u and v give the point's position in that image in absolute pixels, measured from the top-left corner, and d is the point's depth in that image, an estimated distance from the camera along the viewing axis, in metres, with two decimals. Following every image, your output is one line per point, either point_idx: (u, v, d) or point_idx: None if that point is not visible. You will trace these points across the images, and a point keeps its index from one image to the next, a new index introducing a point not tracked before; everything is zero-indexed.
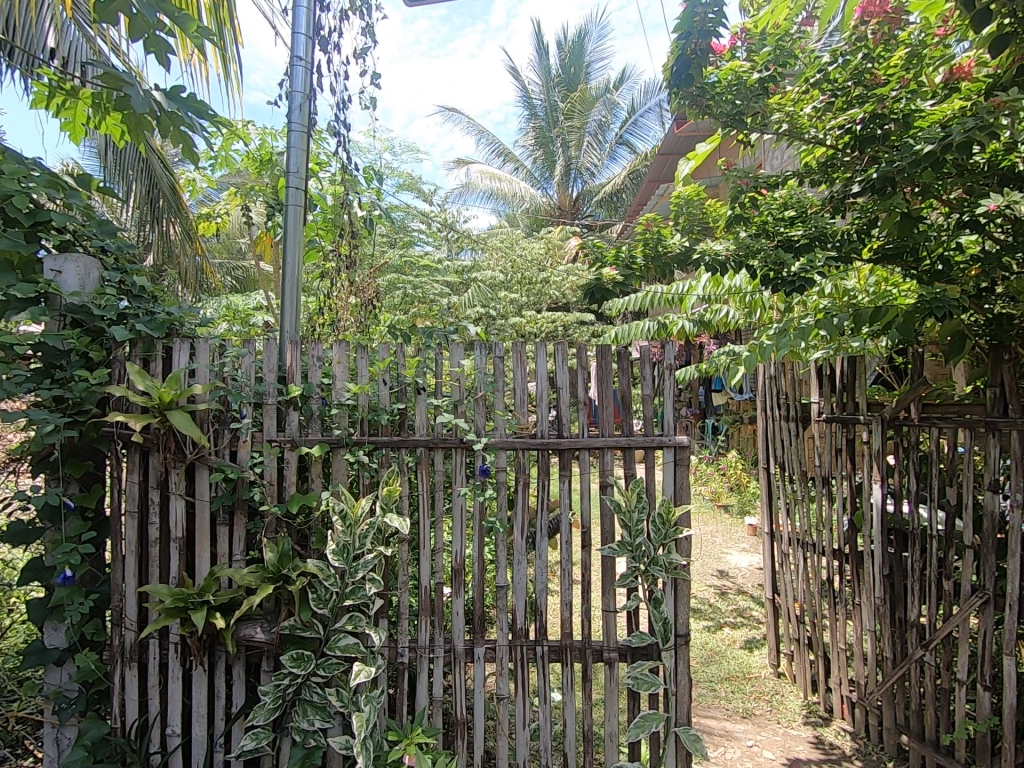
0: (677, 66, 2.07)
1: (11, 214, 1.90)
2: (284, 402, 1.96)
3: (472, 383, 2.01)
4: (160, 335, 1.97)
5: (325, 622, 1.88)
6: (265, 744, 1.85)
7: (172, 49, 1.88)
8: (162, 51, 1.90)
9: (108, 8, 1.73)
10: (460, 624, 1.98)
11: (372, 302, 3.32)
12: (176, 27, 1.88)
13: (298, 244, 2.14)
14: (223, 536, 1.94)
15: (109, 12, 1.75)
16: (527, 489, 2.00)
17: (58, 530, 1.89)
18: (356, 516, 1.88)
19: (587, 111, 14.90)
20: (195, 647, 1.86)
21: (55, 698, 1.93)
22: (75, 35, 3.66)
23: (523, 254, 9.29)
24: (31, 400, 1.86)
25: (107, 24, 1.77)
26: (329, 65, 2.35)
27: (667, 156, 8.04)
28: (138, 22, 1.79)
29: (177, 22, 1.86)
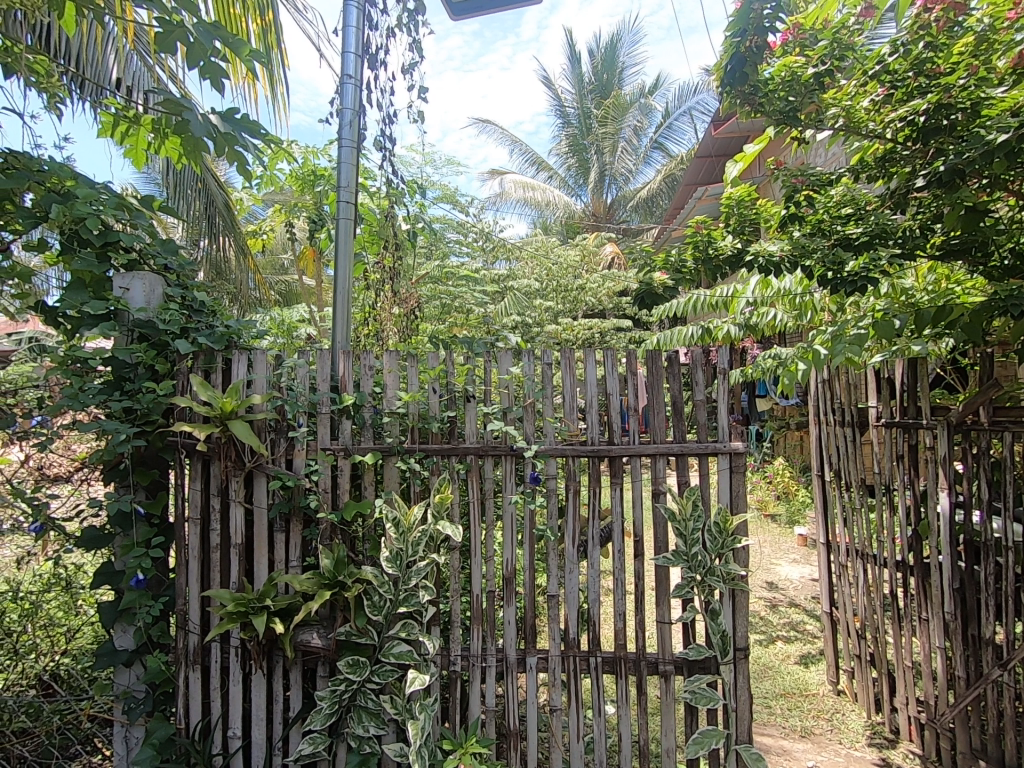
0: (732, 64, 2.04)
1: (86, 236, 2.02)
2: (337, 412, 2.00)
3: (521, 390, 2.00)
4: (220, 347, 2.05)
5: (379, 629, 1.90)
6: (322, 748, 1.88)
7: (226, 74, 1.98)
8: (216, 77, 2.01)
9: (167, 38, 1.86)
10: (512, 633, 1.97)
11: (414, 312, 3.37)
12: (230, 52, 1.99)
13: (349, 257, 2.18)
14: (280, 542, 1.99)
15: (169, 43, 1.89)
16: (577, 497, 1.98)
17: (126, 536, 1.97)
18: (409, 524, 1.89)
19: (621, 117, 14.93)
20: (255, 652, 1.90)
21: (124, 698, 1.99)
22: (138, 65, 3.86)
23: (558, 261, 9.72)
24: (103, 411, 1.95)
25: (168, 53, 1.90)
26: (374, 82, 2.35)
27: (705, 158, 8.03)
28: (194, 49, 1.91)
29: (231, 46, 1.97)
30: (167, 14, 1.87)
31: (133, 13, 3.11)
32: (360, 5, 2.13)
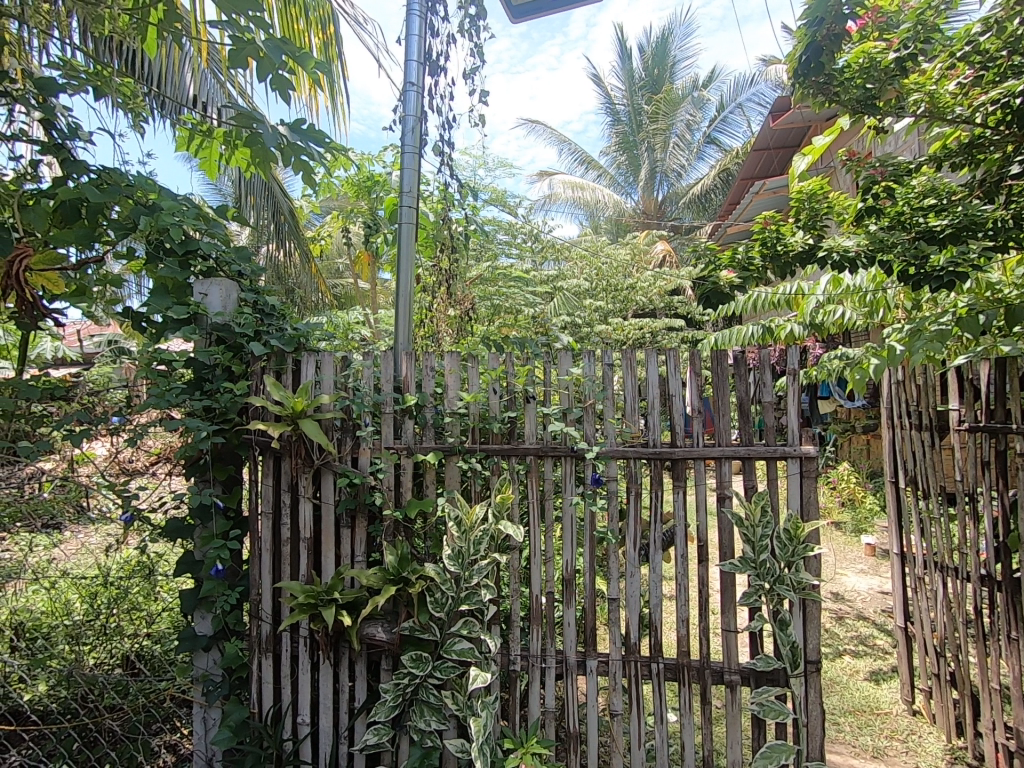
0: (807, 54, 1.98)
1: (170, 245, 2.15)
2: (400, 412, 2.05)
3: (581, 391, 1.99)
4: (291, 350, 2.15)
5: (441, 626, 1.93)
6: (386, 740, 1.93)
7: (292, 85, 2.08)
8: (283, 89, 2.11)
9: (239, 55, 1.97)
10: (572, 635, 1.96)
11: (468, 313, 3.42)
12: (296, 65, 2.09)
13: (411, 260, 2.23)
14: (346, 538, 2.05)
15: (242, 60, 2.00)
16: (639, 500, 1.95)
17: (206, 528, 2.08)
18: (471, 523, 1.91)
19: (673, 112, 14.62)
20: (324, 642, 1.97)
21: (203, 681, 2.10)
22: (212, 82, 4.10)
23: (608, 260, 9.66)
24: (186, 410, 2.08)
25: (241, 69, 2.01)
26: (434, 89, 2.38)
27: (762, 151, 7.77)
28: (265, 64, 2.01)
29: (297, 60, 2.07)
30: (241, 33, 2.00)
31: (208, 34, 3.30)
32: (423, 14, 2.18)
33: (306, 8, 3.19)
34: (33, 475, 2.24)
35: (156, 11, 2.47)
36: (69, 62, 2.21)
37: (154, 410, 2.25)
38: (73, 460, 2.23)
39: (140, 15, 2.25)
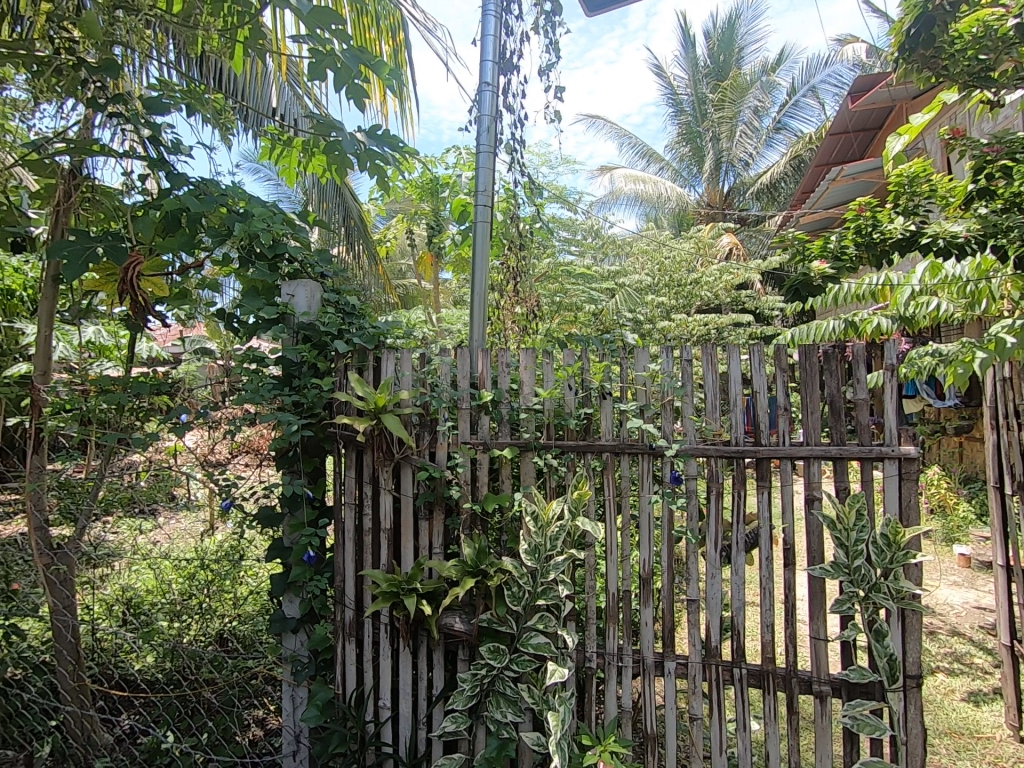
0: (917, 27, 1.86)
1: (260, 250, 2.28)
2: (476, 408, 2.07)
3: (660, 388, 1.95)
4: (371, 347, 2.24)
5: (518, 619, 1.95)
6: (464, 729, 1.97)
7: (367, 92, 2.18)
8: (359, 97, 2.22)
9: (319, 67, 2.10)
10: (650, 635, 1.93)
11: (534, 311, 3.43)
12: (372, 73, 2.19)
13: (486, 258, 2.26)
14: (425, 530, 2.10)
15: (321, 71, 2.13)
16: (720, 500, 1.89)
17: (294, 517, 2.19)
18: (547, 518, 1.91)
19: (740, 99, 14.09)
20: (404, 630, 2.03)
21: (292, 661, 2.20)
22: (289, 95, 4.32)
23: (671, 255, 9.41)
24: (276, 405, 2.20)
25: (320, 81, 2.14)
26: (507, 88, 2.41)
27: (839, 135, 7.36)
28: (342, 73, 2.13)
29: (372, 68, 2.17)
30: (321, 45, 2.10)
31: (287, 48, 3.47)
32: (498, 14, 2.20)
33: (377, 17, 3.30)
34: (130, 466, 2.46)
35: (242, 30, 2.65)
36: (165, 81, 2.41)
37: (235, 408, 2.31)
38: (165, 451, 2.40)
39: (228, 33, 2.43)
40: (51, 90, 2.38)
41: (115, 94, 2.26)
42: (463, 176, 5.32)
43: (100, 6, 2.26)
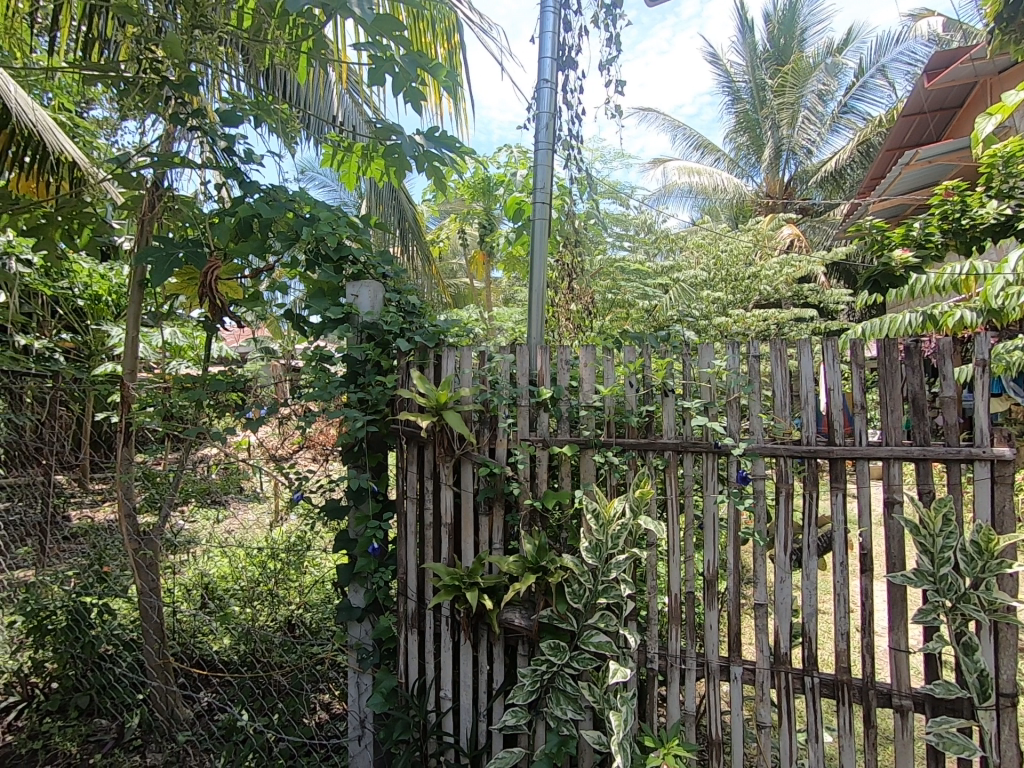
0: None
1: (325, 252, 2.36)
2: (536, 405, 2.08)
3: (725, 385, 1.89)
4: (432, 345, 2.28)
5: (578, 617, 1.94)
6: (524, 724, 1.98)
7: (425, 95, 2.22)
8: (417, 100, 2.26)
9: (379, 73, 2.16)
10: (715, 638, 1.88)
11: (590, 308, 3.40)
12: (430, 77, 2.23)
13: (544, 255, 2.26)
14: (485, 525, 2.13)
15: (382, 77, 2.18)
16: (790, 502, 1.81)
17: (359, 509, 2.26)
18: (608, 517, 1.89)
19: (802, 84, 13.48)
20: (465, 623, 2.07)
21: (357, 649, 2.28)
22: (348, 102, 4.47)
23: (728, 248, 9.12)
24: (342, 401, 2.28)
25: (381, 86, 2.20)
26: (565, 84, 2.42)
27: (913, 116, 6.92)
28: (401, 77, 2.18)
29: (430, 71, 2.20)
30: (381, 51, 2.16)
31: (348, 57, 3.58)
32: (557, 11, 2.19)
33: (433, 21, 3.36)
34: (207, 459, 2.61)
35: (307, 41, 2.74)
36: (236, 95, 2.54)
37: (296, 405, 2.41)
38: (234, 445, 2.52)
39: (293, 45, 2.51)
40: (137, 107, 2.57)
41: (195, 108, 2.40)
42: (517, 175, 5.35)
43: (180, 27, 2.40)
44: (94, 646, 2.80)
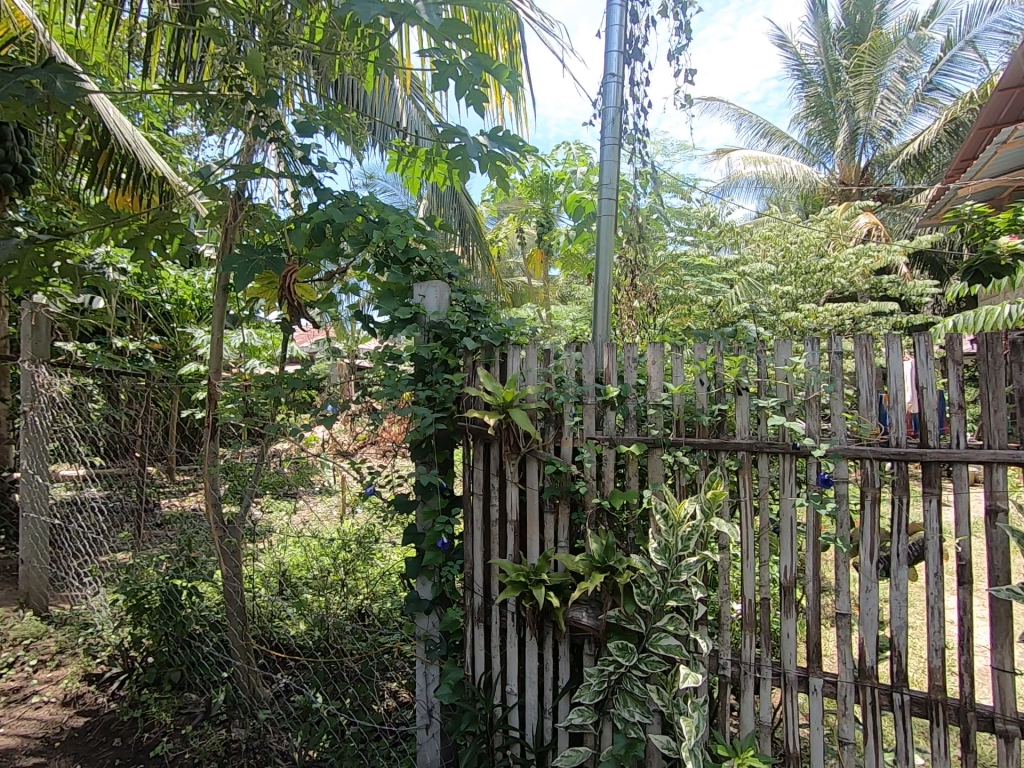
0: None
1: (394, 254, 2.43)
2: (602, 403, 2.06)
3: (804, 383, 1.80)
4: (498, 344, 2.31)
5: (646, 619, 1.91)
6: (590, 723, 1.97)
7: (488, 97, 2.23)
8: (479, 101, 2.27)
9: (443, 77, 2.19)
10: (793, 648, 1.80)
11: (653, 304, 3.34)
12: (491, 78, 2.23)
13: (610, 252, 2.23)
14: (550, 523, 2.13)
15: (444, 80, 2.21)
16: (877, 508, 1.71)
17: (426, 504, 2.31)
18: (679, 517, 1.85)
19: (881, 62, 12.66)
20: (532, 619, 2.08)
21: (425, 640, 2.33)
22: (411, 108, 4.58)
23: (798, 240, 8.71)
24: (412, 399, 2.34)
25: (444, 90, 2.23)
26: (631, 77, 2.43)
27: (1012, 90, 6.34)
28: (464, 80, 2.20)
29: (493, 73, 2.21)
30: (446, 55, 2.19)
31: (412, 63, 3.67)
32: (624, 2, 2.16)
33: (494, 23, 3.39)
34: (284, 453, 2.76)
35: (374, 51, 2.83)
36: (309, 106, 2.65)
37: (364, 403, 2.48)
38: (305, 441, 2.63)
39: (362, 55, 2.60)
40: (221, 122, 2.74)
41: (275, 121, 2.53)
42: (576, 172, 5.32)
43: (260, 44, 2.54)
44: (184, 625, 3.00)
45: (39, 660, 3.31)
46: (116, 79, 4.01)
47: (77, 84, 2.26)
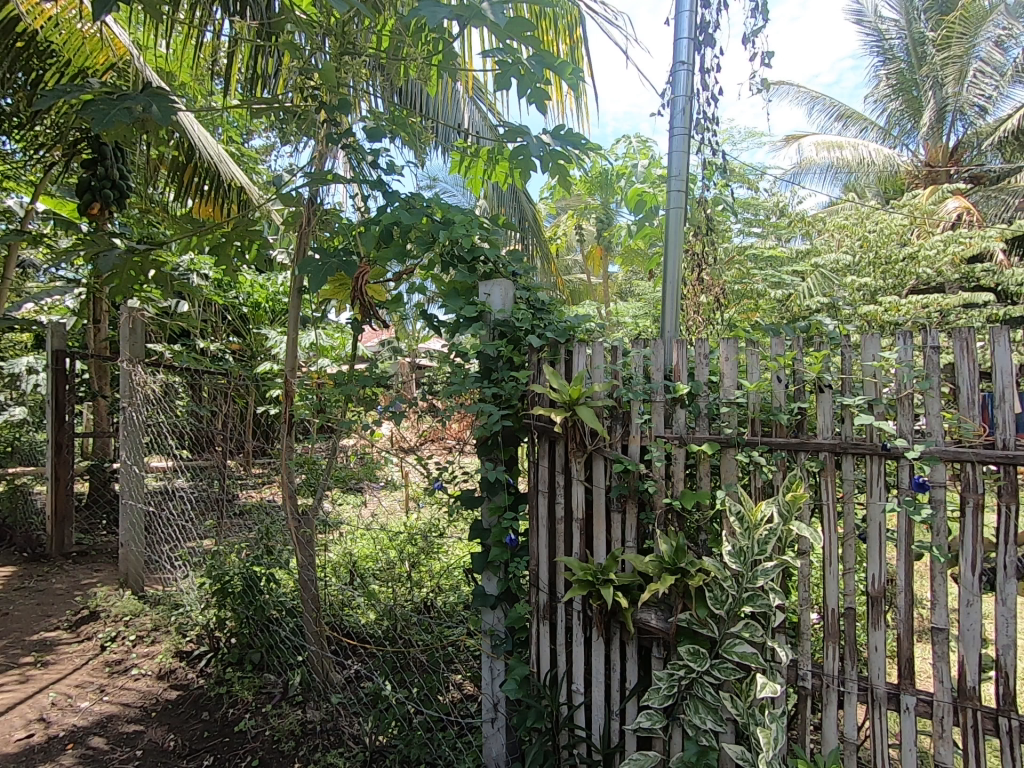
0: None
1: (459, 253, 2.47)
2: (672, 401, 2.00)
3: (895, 380, 1.68)
4: (563, 341, 2.29)
5: (720, 624, 1.85)
6: (660, 728, 1.93)
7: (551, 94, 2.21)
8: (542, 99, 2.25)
9: (505, 76, 2.20)
10: (881, 662, 1.69)
11: (721, 299, 3.22)
12: (554, 75, 2.20)
13: (679, 245, 2.17)
14: (618, 522, 2.10)
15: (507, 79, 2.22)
16: (980, 515, 1.57)
17: (493, 501, 2.33)
18: (755, 520, 1.78)
19: (973, 32, 11.65)
20: (599, 619, 2.06)
21: (491, 635, 2.35)
22: (473, 109, 4.63)
23: (877, 228, 8.18)
24: (477, 396, 2.36)
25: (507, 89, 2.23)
26: (702, 64, 2.42)
27: None
28: (527, 78, 2.20)
29: (556, 70, 2.18)
30: (509, 55, 2.20)
31: (475, 64, 3.71)
32: None
33: (555, 18, 3.37)
34: (355, 448, 2.86)
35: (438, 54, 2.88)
36: (376, 112, 2.73)
37: (425, 402, 2.55)
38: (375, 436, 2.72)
39: (427, 59, 2.65)
40: (296, 132, 2.87)
41: (346, 127, 2.62)
42: (638, 166, 5.22)
43: (332, 55, 2.64)
44: (264, 609, 3.17)
45: (137, 636, 3.61)
46: (200, 96, 4.28)
47: (171, 106, 2.43)
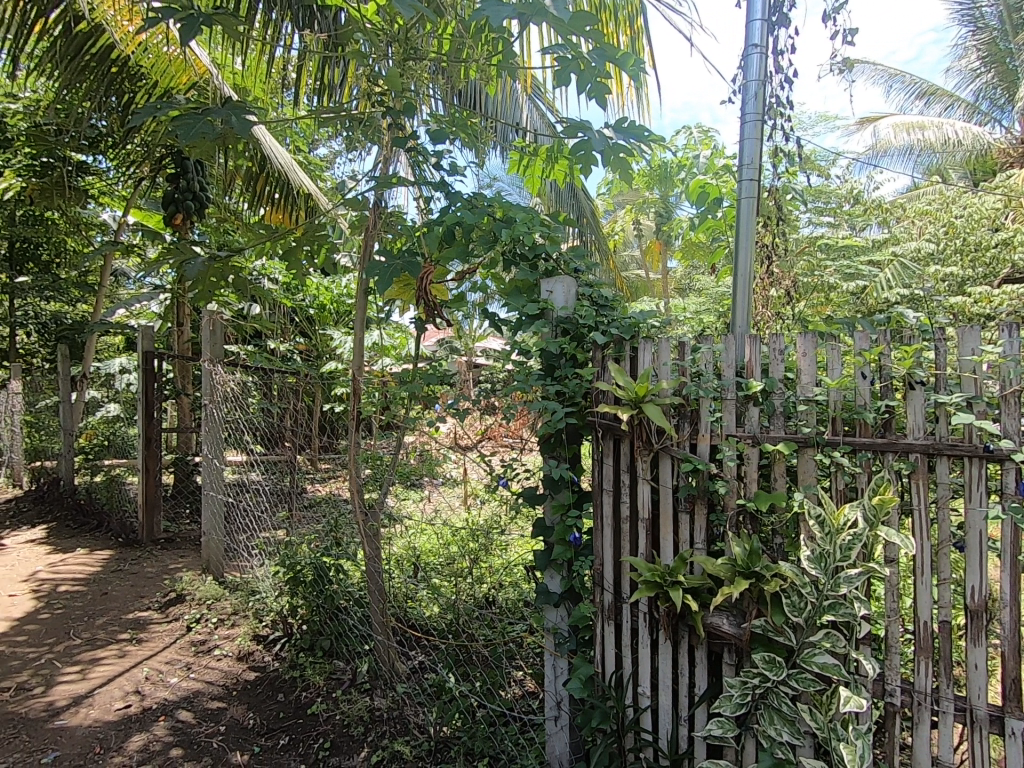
0: None
1: (521, 251, 2.47)
2: (744, 398, 1.92)
3: (997, 375, 1.55)
4: (628, 337, 2.25)
5: (798, 632, 1.77)
6: (732, 737, 1.86)
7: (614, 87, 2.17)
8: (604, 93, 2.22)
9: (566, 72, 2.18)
10: (982, 681, 1.56)
11: (792, 292, 3.07)
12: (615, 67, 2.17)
13: (751, 236, 2.08)
14: (686, 524, 2.04)
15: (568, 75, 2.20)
16: None
17: (556, 498, 2.32)
18: (837, 525, 1.69)
19: None
20: (667, 621, 2.02)
21: (554, 633, 2.35)
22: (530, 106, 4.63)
23: (965, 212, 7.56)
24: (540, 394, 2.35)
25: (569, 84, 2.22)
26: (777, 45, 2.31)
27: None
28: (588, 71, 2.18)
29: (618, 62, 2.15)
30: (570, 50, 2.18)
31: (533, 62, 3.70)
32: None
33: (615, 10, 3.31)
34: (419, 445, 2.93)
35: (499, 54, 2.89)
36: (437, 115, 2.78)
37: (486, 402, 2.55)
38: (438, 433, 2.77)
39: (488, 58, 2.67)
40: (363, 138, 2.96)
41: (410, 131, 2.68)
42: (700, 156, 5.05)
43: (397, 60, 2.70)
44: (333, 598, 3.30)
45: (218, 619, 3.84)
46: (271, 108, 4.50)
47: (248, 119, 2.56)
